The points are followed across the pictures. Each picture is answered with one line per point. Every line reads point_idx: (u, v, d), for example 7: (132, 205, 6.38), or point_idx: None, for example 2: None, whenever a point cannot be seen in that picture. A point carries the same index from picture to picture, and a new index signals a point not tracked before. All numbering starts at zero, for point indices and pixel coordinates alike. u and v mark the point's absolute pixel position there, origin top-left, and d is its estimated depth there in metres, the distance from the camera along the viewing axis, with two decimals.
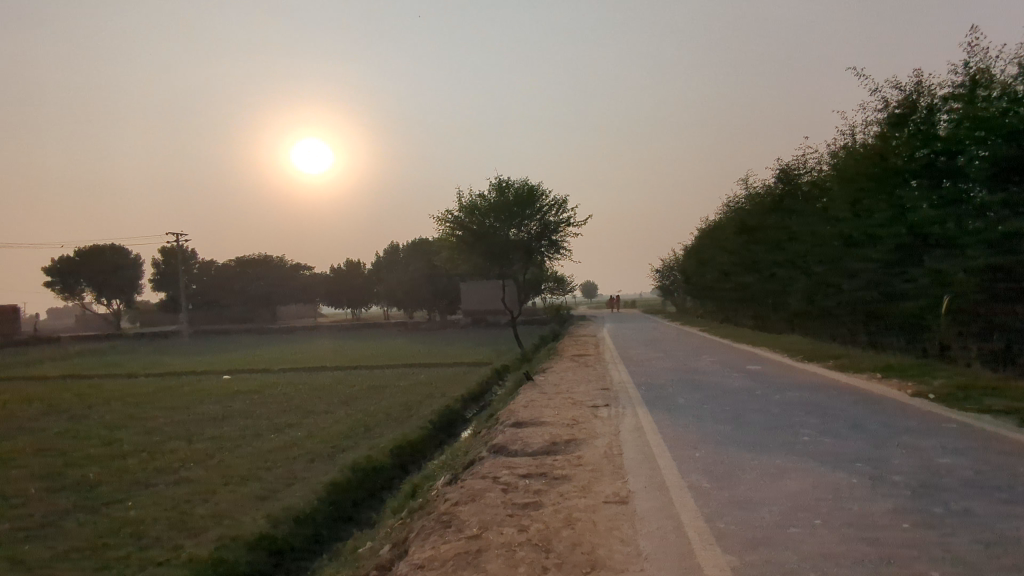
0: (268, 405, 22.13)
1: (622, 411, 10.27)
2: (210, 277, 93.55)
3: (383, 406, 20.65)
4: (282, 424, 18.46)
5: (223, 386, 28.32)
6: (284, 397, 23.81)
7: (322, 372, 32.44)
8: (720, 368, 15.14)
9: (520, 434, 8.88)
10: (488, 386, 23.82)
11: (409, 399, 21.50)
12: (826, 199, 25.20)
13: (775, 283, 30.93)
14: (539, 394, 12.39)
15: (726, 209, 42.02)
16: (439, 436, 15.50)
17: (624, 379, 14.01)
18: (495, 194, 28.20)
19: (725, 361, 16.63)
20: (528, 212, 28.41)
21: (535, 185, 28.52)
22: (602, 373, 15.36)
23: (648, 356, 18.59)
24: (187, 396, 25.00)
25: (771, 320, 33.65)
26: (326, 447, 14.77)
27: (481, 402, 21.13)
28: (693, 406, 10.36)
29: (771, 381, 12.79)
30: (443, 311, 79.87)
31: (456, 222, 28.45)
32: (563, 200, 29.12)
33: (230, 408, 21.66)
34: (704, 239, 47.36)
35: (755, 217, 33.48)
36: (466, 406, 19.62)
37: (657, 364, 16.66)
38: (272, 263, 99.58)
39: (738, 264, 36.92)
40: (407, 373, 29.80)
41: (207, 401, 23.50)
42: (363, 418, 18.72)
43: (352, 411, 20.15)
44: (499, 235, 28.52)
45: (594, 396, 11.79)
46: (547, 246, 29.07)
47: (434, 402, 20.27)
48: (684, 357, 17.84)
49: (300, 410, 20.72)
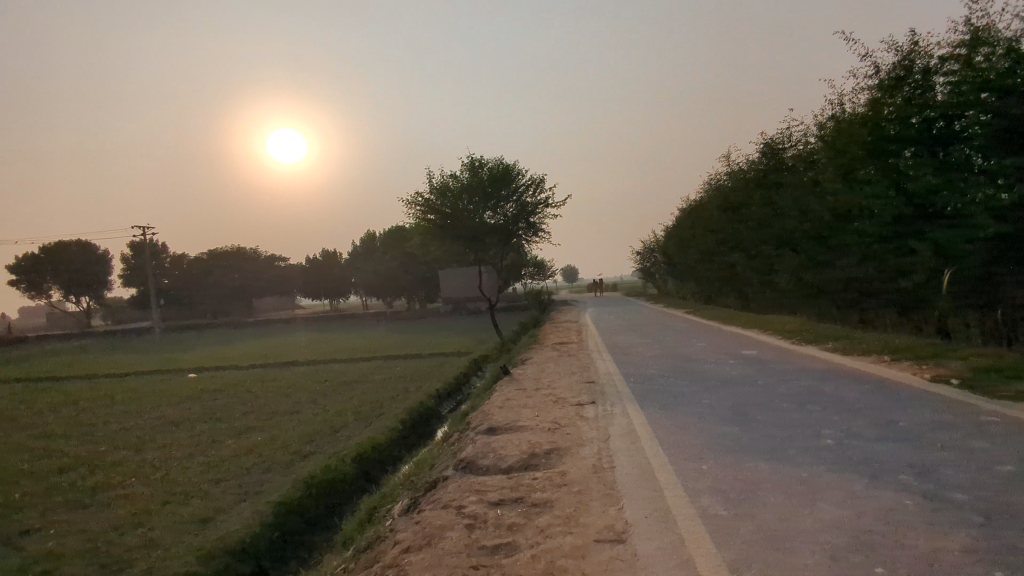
0: (231, 406, 20.64)
1: (610, 409, 9.06)
2: (182, 272, 90.90)
3: (354, 404, 19.29)
4: (242, 428, 17.04)
5: (187, 386, 26.73)
6: (250, 397, 22.37)
7: (293, 368, 30.92)
8: (714, 354, 13.98)
9: (493, 443, 7.62)
10: (466, 379, 22.58)
11: (382, 396, 20.17)
12: (815, 173, 24.14)
13: (762, 262, 29.95)
14: (517, 391, 11.15)
15: (709, 188, 40.93)
16: (410, 437, 14.22)
17: (610, 370, 12.84)
18: (467, 174, 26.71)
19: (718, 345, 15.51)
20: (504, 193, 27.03)
21: (510, 164, 27.09)
22: (586, 364, 14.14)
23: (634, 343, 17.42)
24: (144, 399, 23.36)
25: (758, 301, 32.73)
26: (286, 454, 13.43)
27: (458, 396, 19.91)
28: (691, 401, 9.17)
29: (771, 367, 11.66)
30: (422, 299, 78.27)
31: (427, 205, 26.95)
32: (540, 179, 27.76)
33: (188, 411, 20.14)
34: (686, 219, 46.26)
35: (739, 194, 32.40)
36: (441, 401, 18.41)
37: (644, 352, 15.47)
38: (245, 255, 96.99)
39: (722, 244, 35.90)
40: (383, 365, 28.48)
41: (165, 404, 21.92)
42: (330, 418, 17.38)
43: (319, 411, 18.76)
44: (474, 217, 27.08)
45: (578, 392, 10.58)
46: (524, 228, 27.76)
47: (407, 398, 18.95)
48: (673, 343, 16.72)
49: (264, 411, 19.30)
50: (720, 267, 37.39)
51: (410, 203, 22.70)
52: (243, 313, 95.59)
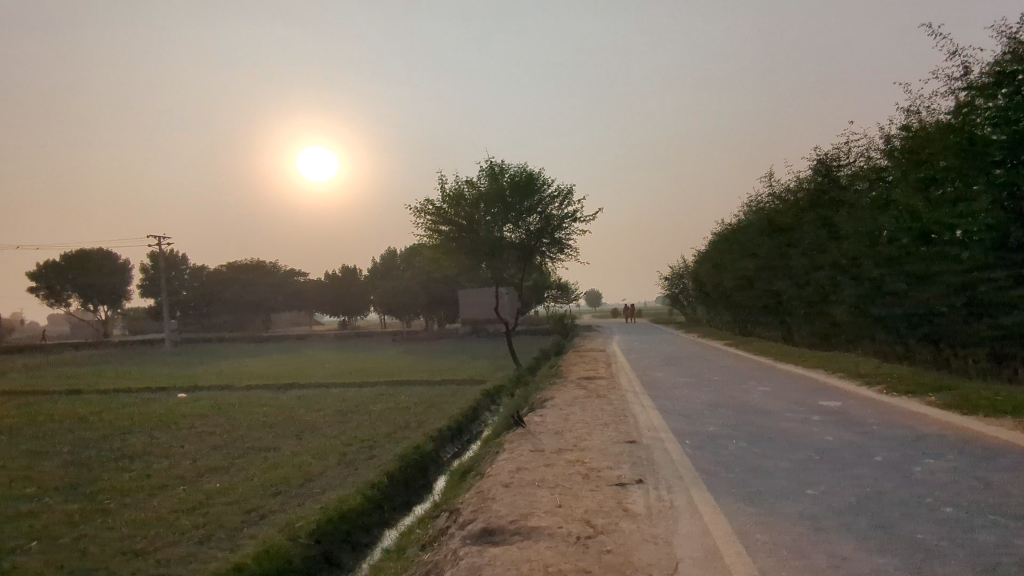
0: (204, 437, 18.00)
1: (668, 501, 6.13)
2: (199, 284, 89.76)
3: (342, 441, 16.51)
4: (202, 468, 14.30)
5: (170, 408, 24.24)
6: (232, 426, 19.77)
7: (291, 391, 28.34)
8: (786, 406, 10.95)
9: (487, 566, 4.71)
10: (477, 415, 19.74)
11: (377, 432, 17.37)
12: (885, 192, 21.00)
13: (813, 291, 26.71)
14: (532, 452, 8.28)
15: (750, 209, 37.71)
16: (397, 497, 11.40)
17: (656, 423, 9.91)
18: (486, 182, 24.01)
19: (783, 392, 12.53)
20: (526, 204, 24.28)
21: (534, 171, 24.36)
22: (621, 412, 11.15)
23: (677, 384, 14.43)
24: (115, 423, 20.80)
25: (806, 335, 29.37)
26: (239, 515, 10.65)
27: (465, 437, 17.04)
28: (787, 493, 6.25)
29: (877, 431, 8.62)
30: (440, 320, 75.60)
31: (439, 215, 24.27)
32: (568, 189, 24.99)
33: (155, 441, 17.57)
34: (722, 243, 42.96)
35: (787, 216, 29.18)
36: (445, 444, 15.57)
37: (693, 397, 12.47)
38: (264, 269, 95.52)
39: (765, 271, 32.64)
40: (387, 393, 25.74)
41: (133, 431, 19.34)
42: (311, 460, 14.61)
43: (300, 449, 15.97)
44: (492, 231, 24.31)
45: (617, 462, 7.66)
46: (548, 245, 24.94)
47: (404, 439, 16.07)
48: (723, 386, 13.75)
49: (239, 446, 16.61)
50: (762, 296, 34.06)
51: (418, 210, 19.92)
52: (259, 327, 94.08)
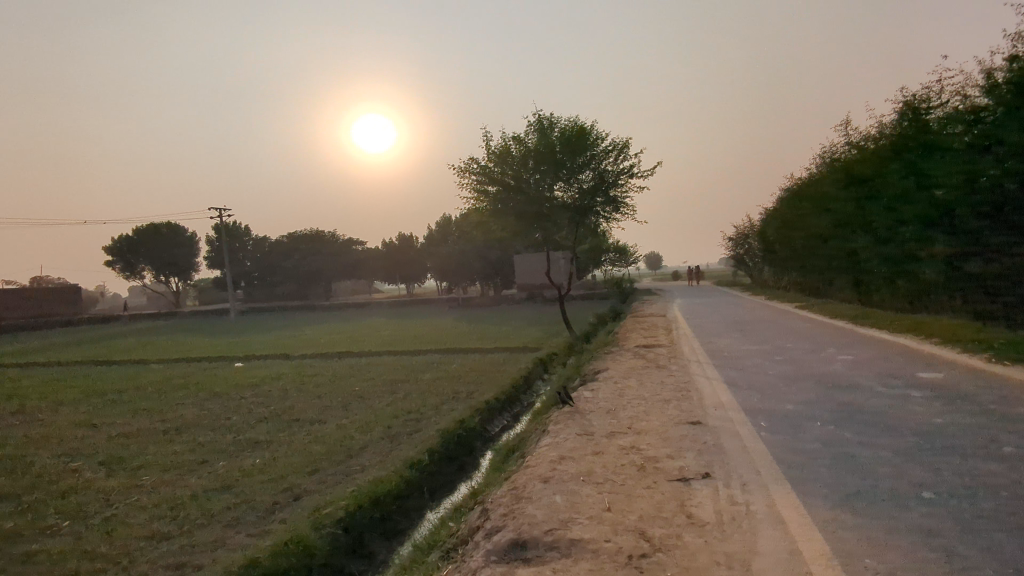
0: (253, 409, 17.81)
1: (744, 503, 4.96)
2: (264, 256, 92.47)
3: (388, 413, 15.93)
4: (244, 443, 13.94)
5: (225, 379, 24.40)
6: (282, 397, 19.56)
7: (344, 360, 28.20)
8: (876, 378, 9.48)
9: None
10: (529, 385, 18.87)
11: (424, 404, 16.72)
12: (984, 133, 18.58)
13: (896, 247, 24.39)
14: (580, 436, 7.22)
15: (824, 161, 34.94)
16: (438, 476, 10.65)
17: (723, 400, 8.66)
18: (534, 137, 22.67)
19: (869, 361, 11.04)
20: (578, 160, 22.85)
21: (585, 125, 22.84)
22: (683, 386, 9.92)
23: (746, 354, 13.04)
24: (171, 394, 20.97)
25: (886, 297, 27.07)
26: (272, 495, 10.10)
27: (515, 409, 16.19)
28: (896, 493, 4.97)
29: (997, 410, 7.13)
30: (496, 286, 75.12)
31: (486, 175, 23.14)
32: (623, 143, 23.38)
33: (205, 413, 17.48)
34: (791, 199, 40.24)
35: (867, 167, 26.65)
36: (493, 416, 14.74)
37: (764, 368, 11.11)
38: (323, 238, 97.07)
39: (841, 227, 30.22)
40: (439, 361, 25.19)
41: (186, 402, 19.36)
42: (354, 434, 14.05)
43: (346, 422, 15.49)
44: (541, 190, 23.05)
45: (679, 450, 6.51)
46: (602, 204, 23.51)
47: (451, 411, 15.36)
48: (799, 355, 12.30)
49: (285, 418, 16.28)
50: (836, 255, 31.67)
51: (462, 169, 18.85)
52: (321, 296, 96.14)
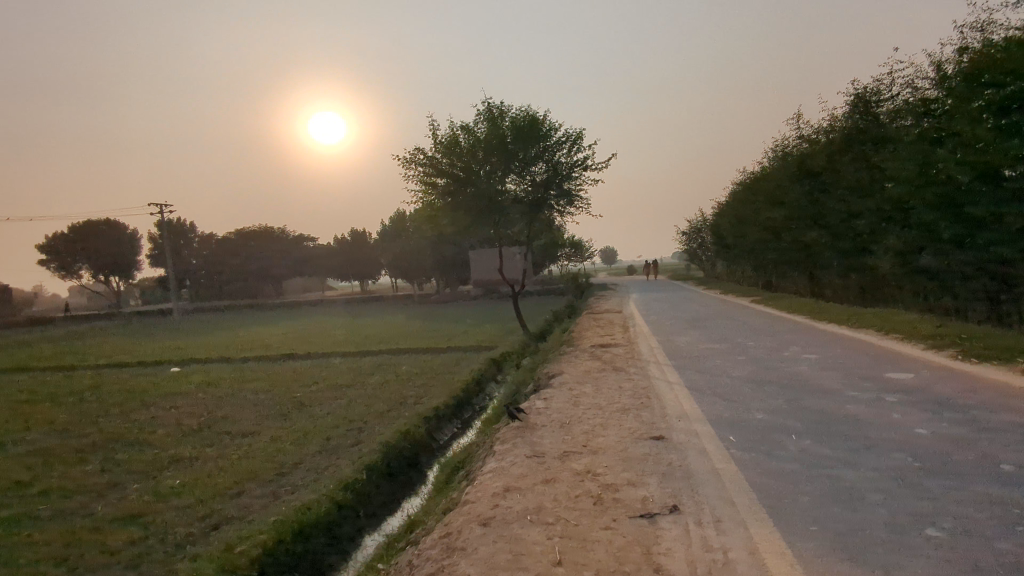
0: (180, 420, 16.39)
1: (720, 548, 4.16)
2: (211, 253, 89.75)
3: (329, 422, 14.78)
4: (164, 460, 12.62)
5: (157, 385, 22.74)
6: (215, 405, 18.16)
7: (288, 362, 26.76)
8: (846, 380, 8.89)
9: None
10: (482, 387, 17.96)
11: (369, 411, 15.62)
12: (937, 124, 18.49)
13: (849, 240, 24.36)
14: (529, 458, 6.35)
15: (777, 154, 34.97)
16: (376, 497, 9.66)
17: (686, 410, 7.94)
18: (483, 126, 21.68)
19: (835, 361, 10.49)
20: (531, 151, 21.98)
21: (538, 114, 21.97)
22: (642, 393, 9.17)
23: (706, 354, 12.38)
24: (92, 404, 19.28)
25: (839, 291, 27.14)
26: (187, 526, 8.95)
27: (466, 415, 15.29)
28: (897, 531, 4.23)
29: (979, 418, 6.58)
30: (452, 281, 73.92)
31: (435, 167, 22.03)
32: (577, 134, 22.62)
33: (127, 426, 15.98)
34: (745, 192, 40.27)
35: (820, 160, 26.56)
36: (441, 423, 13.79)
37: (727, 370, 10.43)
38: (272, 234, 93.96)
39: (794, 220, 30.21)
40: (388, 363, 24.07)
41: (108, 414, 17.77)
42: (288, 448, 12.90)
43: (282, 432, 14.29)
44: (492, 181, 22.10)
45: (640, 474, 5.71)
46: (556, 197, 22.73)
47: (397, 419, 14.33)
48: (761, 354, 11.71)
49: (215, 430, 14.96)
50: (790, 249, 31.71)
51: (407, 159, 17.74)
52: (271, 294, 93.20)
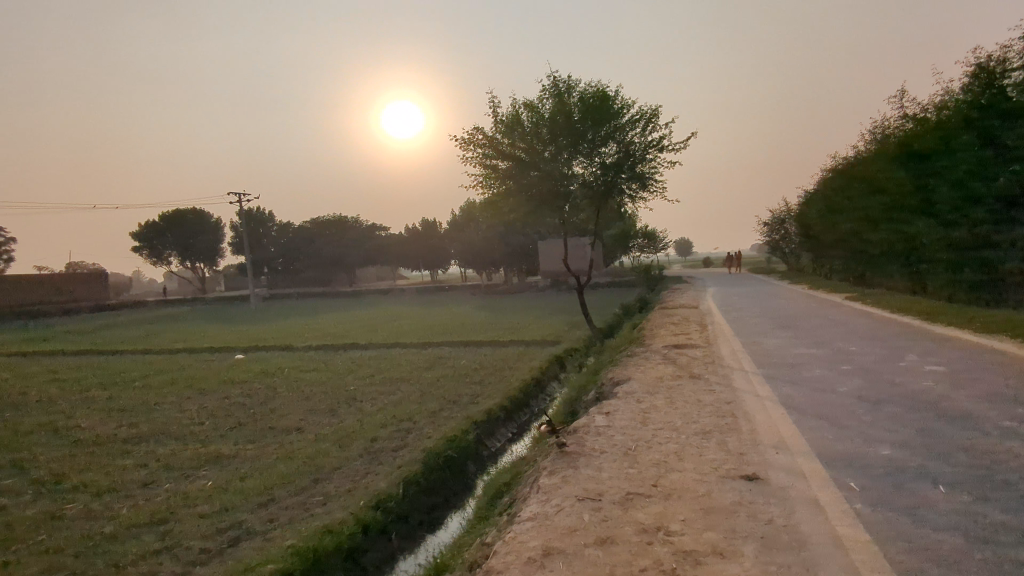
0: (230, 412, 15.89)
1: None
2: (288, 241, 92.20)
3: (376, 421, 13.83)
4: (202, 457, 11.97)
5: (219, 373, 22.69)
6: (268, 396, 17.65)
7: (348, 352, 26.31)
8: (994, 403, 6.97)
9: None
10: (542, 387, 16.61)
11: (419, 410, 14.59)
12: None
13: (963, 231, 21.50)
14: (580, 500, 4.96)
15: (876, 136, 31.78)
16: (411, 517, 8.55)
17: (785, 437, 6.31)
18: (549, 104, 20.26)
19: (970, 376, 8.49)
20: (600, 132, 20.39)
21: (609, 91, 20.32)
22: (726, 410, 7.57)
23: (801, 361, 10.53)
24: (151, 392, 19.16)
25: (947, 288, 24.18)
26: (203, 540, 8.06)
27: (522, 418, 14.06)
28: None
29: None
30: (520, 272, 72.83)
31: (497, 150, 20.75)
32: (652, 112, 20.83)
33: (177, 417, 15.61)
34: (837, 180, 37.03)
35: (931, 140, 23.61)
36: (495, 428, 12.59)
37: (829, 383, 8.65)
38: (346, 224, 95.76)
39: (895, 209, 27.21)
40: (446, 356, 23.12)
41: (163, 402, 17.54)
42: (328, 449, 12.02)
43: (326, 431, 13.45)
44: (558, 165, 20.66)
45: (730, 536, 4.21)
46: (628, 182, 21.03)
47: (447, 421, 13.25)
48: (870, 364, 9.79)
49: (261, 425, 14.30)
50: (889, 241, 28.66)
51: (466, 138, 16.57)
52: (345, 282, 95.11)
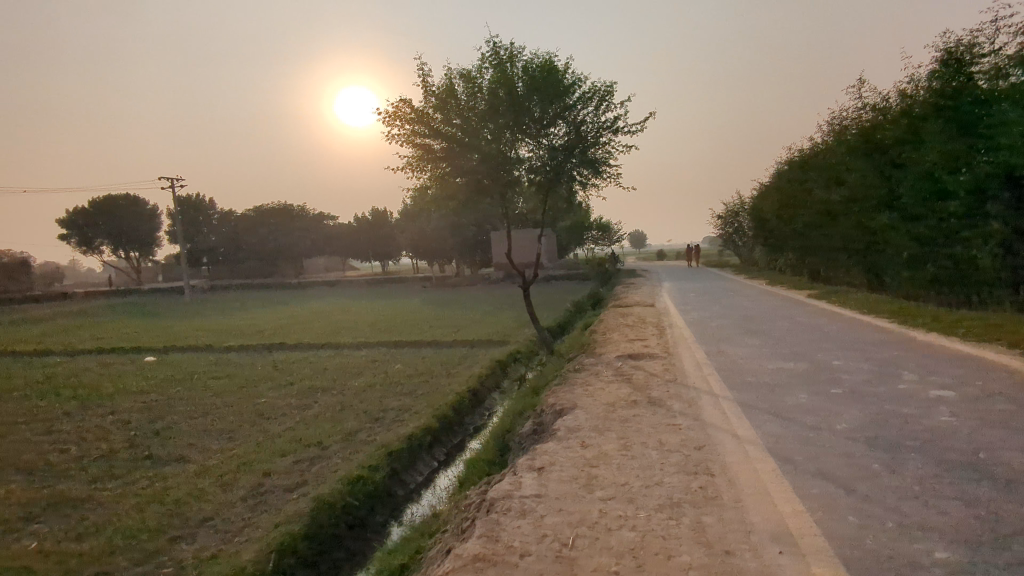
0: (107, 434, 13.34)
1: None
2: (229, 229, 87.70)
3: (275, 447, 11.55)
4: (42, 504, 9.52)
5: (118, 379, 19.94)
6: (160, 413, 15.08)
7: (273, 354, 23.81)
8: None
9: None
10: (479, 400, 14.58)
11: (332, 431, 12.43)
12: None
13: (930, 225, 20.39)
14: None
15: (834, 127, 30.72)
16: None
17: (784, 521, 4.38)
18: (490, 78, 18.15)
19: (992, 408, 6.77)
20: (548, 111, 18.48)
21: (557, 66, 18.39)
22: (697, 463, 5.64)
23: (779, 381, 8.75)
24: (25, 405, 16.37)
25: (910, 285, 23.22)
26: None
27: (454, 441, 12.05)
28: None
29: None
30: (473, 264, 70.72)
31: (432, 129, 18.46)
32: (604, 90, 18.99)
33: (38, 441, 12.99)
34: (793, 171, 36.03)
35: (895, 129, 22.44)
36: (417, 457, 10.55)
37: (821, 416, 6.86)
38: (291, 213, 91.48)
39: (855, 202, 26.12)
40: (381, 359, 20.90)
41: (33, 419, 14.84)
42: (206, 487, 9.76)
43: (214, 460, 11.16)
44: (502, 148, 18.58)
45: None
46: (579, 168, 19.16)
47: (362, 447, 11.15)
48: (864, 386, 8.05)
49: (137, 453, 11.88)
50: (849, 235, 27.60)
51: (393, 110, 14.32)
52: (290, 273, 91.11)
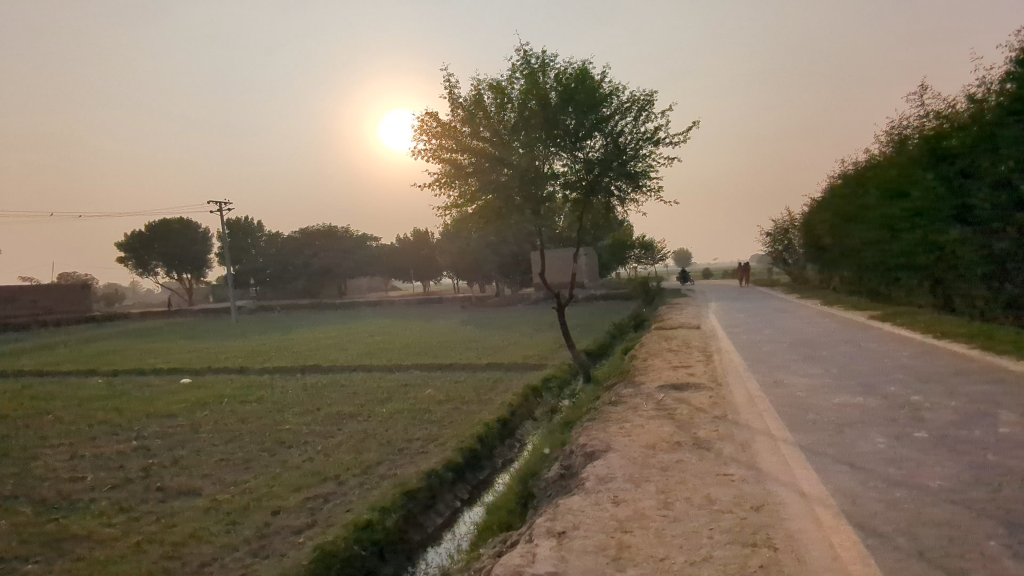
0: (124, 462, 12.88)
1: None
2: (275, 251, 89.26)
3: (290, 482, 10.82)
4: (40, 540, 8.96)
5: (148, 402, 19.70)
6: (183, 439, 14.61)
7: (306, 376, 23.37)
8: None
9: None
10: (510, 430, 13.67)
11: (351, 463, 11.68)
12: None
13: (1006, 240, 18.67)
14: None
15: (893, 137, 28.99)
16: None
17: None
18: (521, 89, 17.43)
19: None
20: (583, 123, 17.64)
21: (592, 76, 17.55)
22: (755, 531, 4.57)
23: (848, 419, 7.57)
24: (52, 430, 16.14)
25: (983, 305, 21.36)
26: None
27: (480, 477, 11.15)
28: None
29: None
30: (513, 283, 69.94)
31: (462, 144, 17.79)
32: (643, 101, 18.07)
33: (56, 468, 12.60)
34: (848, 185, 34.25)
35: (963, 137, 20.78)
36: (438, 496, 9.68)
37: (904, 467, 5.70)
38: (335, 234, 92.69)
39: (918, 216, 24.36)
40: (413, 383, 20.20)
41: (57, 445, 14.54)
42: (210, 526, 9.05)
43: (225, 494, 10.50)
44: (535, 162, 17.79)
45: None
46: (617, 182, 18.23)
47: (380, 482, 10.35)
48: (952, 428, 6.83)
49: (150, 484, 11.31)
50: (911, 251, 25.78)
51: (420, 124, 13.69)
52: (334, 294, 92.04)
